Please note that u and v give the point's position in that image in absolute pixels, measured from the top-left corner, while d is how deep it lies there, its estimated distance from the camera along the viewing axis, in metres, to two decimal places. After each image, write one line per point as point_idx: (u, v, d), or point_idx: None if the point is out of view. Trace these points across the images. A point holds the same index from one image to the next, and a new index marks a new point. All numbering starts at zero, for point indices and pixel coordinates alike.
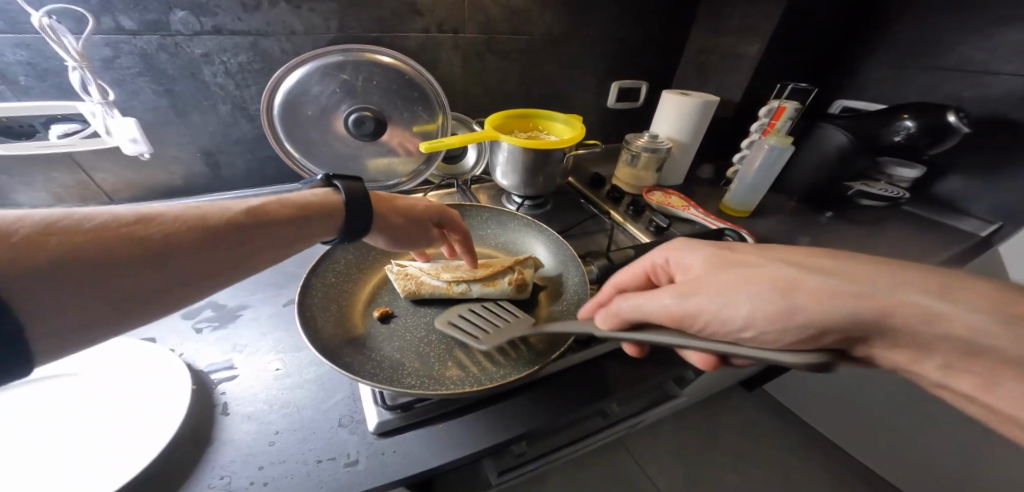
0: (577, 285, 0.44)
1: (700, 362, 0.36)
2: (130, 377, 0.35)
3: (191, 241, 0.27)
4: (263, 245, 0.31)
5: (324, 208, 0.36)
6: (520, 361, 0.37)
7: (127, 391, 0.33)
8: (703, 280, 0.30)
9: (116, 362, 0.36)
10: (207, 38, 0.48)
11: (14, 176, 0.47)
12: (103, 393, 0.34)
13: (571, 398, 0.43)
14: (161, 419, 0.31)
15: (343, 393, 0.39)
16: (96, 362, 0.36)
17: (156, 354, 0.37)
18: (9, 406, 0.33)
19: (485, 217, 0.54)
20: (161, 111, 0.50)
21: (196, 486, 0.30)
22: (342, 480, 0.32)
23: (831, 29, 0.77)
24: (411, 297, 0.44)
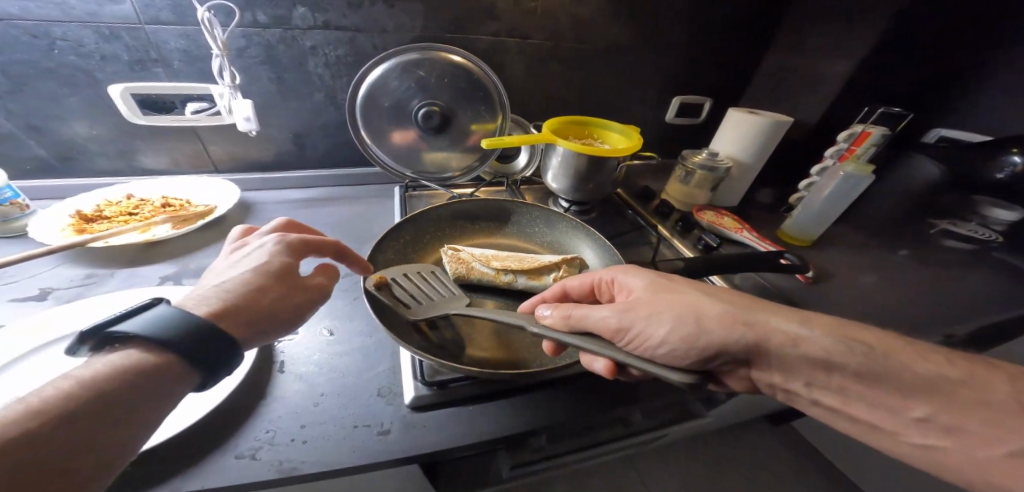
0: None
1: (603, 369, 0.34)
2: None
3: (50, 441, 0.20)
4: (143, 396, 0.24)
5: (157, 366, 0.25)
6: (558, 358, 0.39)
7: None
8: (639, 301, 0.33)
9: None
10: (316, 32, 0.55)
11: (151, 142, 0.56)
12: None
13: (599, 401, 0.43)
14: (187, 399, 0.34)
15: (384, 365, 0.43)
16: None
17: None
18: None
19: (533, 215, 0.55)
20: (270, 95, 0.58)
21: (245, 435, 0.33)
22: (374, 447, 0.35)
23: (939, 51, 0.69)
24: (460, 282, 0.45)
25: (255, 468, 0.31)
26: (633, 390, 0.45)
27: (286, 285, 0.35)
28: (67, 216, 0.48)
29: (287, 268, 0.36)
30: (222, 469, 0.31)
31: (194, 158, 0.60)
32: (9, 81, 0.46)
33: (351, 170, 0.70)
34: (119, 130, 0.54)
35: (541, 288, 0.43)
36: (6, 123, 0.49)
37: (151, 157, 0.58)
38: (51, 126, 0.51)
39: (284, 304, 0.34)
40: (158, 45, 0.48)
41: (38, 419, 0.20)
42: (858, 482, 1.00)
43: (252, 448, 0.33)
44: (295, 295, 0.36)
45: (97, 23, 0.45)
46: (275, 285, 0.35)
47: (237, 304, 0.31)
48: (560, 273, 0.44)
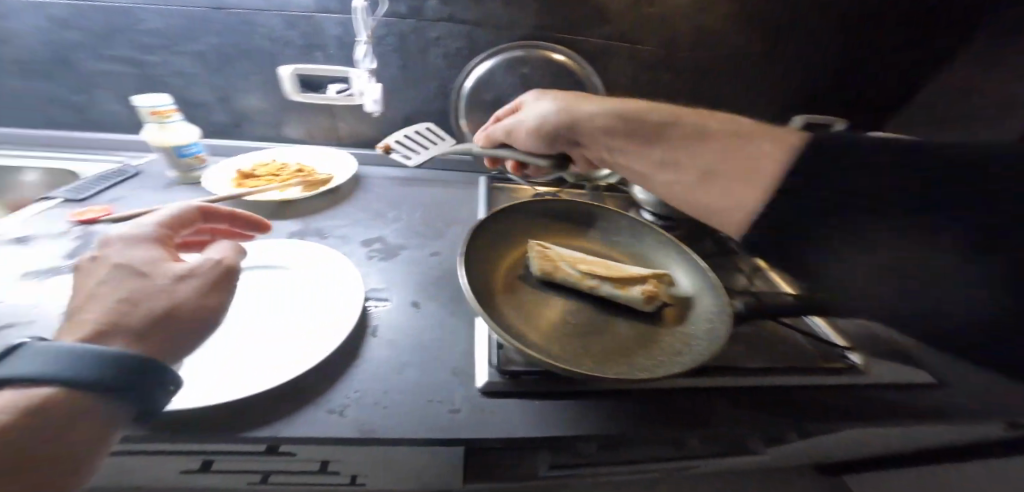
0: (713, 316, 0.42)
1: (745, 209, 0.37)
2: (292, 298, 0.45)
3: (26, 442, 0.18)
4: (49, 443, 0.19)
5: (52, 409, 0.20)
6: (638, 368, 0.37)
7: (283, 312, 0.43)
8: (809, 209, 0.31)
9: (290, 283, 0.47)
10: (442, 24, 0.60)
11: (293, 114, 0.66)
12: (268, 306, 0.44)
13: (666, 421, 0.40)
14: (304, 342, 0.40)
15: (461, 347, 0.46)
16: (293, 269, 0.48)
17: (314, 286, 0.47)
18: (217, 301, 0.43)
19: (619, 223, 0.54)
20: (393, 79, 0.64)
21: (340, 390, 0.38)
22: (447, 422, 0.37)
23: None
24: (544, 277, 0.46)
25: (341, 422, 0.35)
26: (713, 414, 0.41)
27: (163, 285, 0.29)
28: (232, 172, 0.59)
29: (156, 261, 0.31)
30: (315, 416, 0.35)
31: (321, 131, 0.68)
32: (220, 62, 0.60)
33: (446, 157, 0.75)
34: (276, 104, 0.64)
35: (626, 297, 0.43)
36: (206, 92, 0.62)
37: (290, 128, 0.67)
38: (233, 96, 0.63)
39: (177, 300, 0.29)
40: (320, 31, 0.57)
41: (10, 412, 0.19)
42: None
43: (340, 405, 0.36)
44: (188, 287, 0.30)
45: (286, 12, 0.55)
46: (148, 287, 0.29)
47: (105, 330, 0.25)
48: (648, 286, 0.43)
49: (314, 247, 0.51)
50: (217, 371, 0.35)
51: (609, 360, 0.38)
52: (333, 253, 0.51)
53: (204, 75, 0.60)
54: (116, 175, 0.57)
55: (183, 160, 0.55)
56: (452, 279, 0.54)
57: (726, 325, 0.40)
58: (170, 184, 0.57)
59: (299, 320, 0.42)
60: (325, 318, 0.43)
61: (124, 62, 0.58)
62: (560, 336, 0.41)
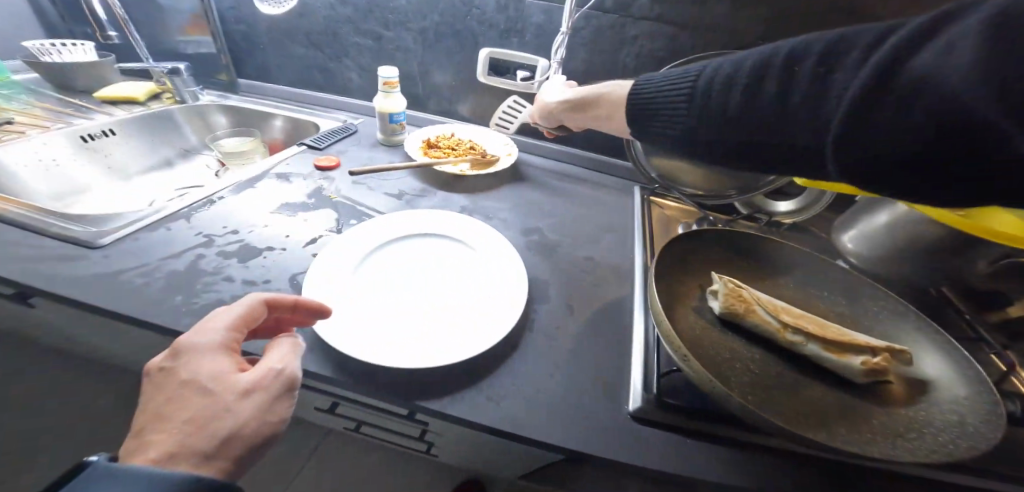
0: (965, 405, 0.31)
1: None
2: (465, 280, 0.48)
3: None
4: None
5: None
6: (842, 435, 0.30)
7: (457, 291, 0.47)
8: None
9: (463, 262, 0.51)
10: (645, 23, 0.57)
11: (476, 96, 0.70)
12: (446, 282, 0.48)
13: None
14: (474, 322, 0.43)
15: (614, 363, 0.43)
16: (469, 250, 0.52)
17: (482, 271, 0.50)
18: (410, 265, 0.49)
19: (820, 274, 0.46)
20: (576, 73, 0.64)
21: (500, 377, 0.39)
22: (600, 437, 0.35)
23: None
24: (728, 317, 0.41)
25: (496, 408, 0.36)
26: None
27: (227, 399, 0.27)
28: (421, 142, 0.66)
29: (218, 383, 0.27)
30: (473, 398, 0.36)
31: (494, 115, 0.72)
32: (431, 38, 0.66)
33: (603, 158, 0.73)
34: (466, 85, 0.70)
35: (838, 365, 0.35)
36: (414, 68, 0.71)
37: (470, 109, 0.72)
38: (434, 74, 0.70)
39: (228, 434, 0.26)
40: (525, 18, 0.60)
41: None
42: None
43: (497, 395, 0.37)
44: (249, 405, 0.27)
45: None
46: (210, 406, 0.26)
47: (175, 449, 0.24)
48: (872, 357, 0.35)
49: (486, 230, 0.54)
50: (416, 337, 0.40)
51: (804, 421, 0.31)
52: (500, 239, 0.53)
53: (418, 53, 0.69)
54: (342, 131, 0.70)
55: (390, 125, 0.64)
56: (604, 289, 0.51)
57: (989, 423, 0.29)
58: (375, 145, 0.68)
59: (472, 302, 0.45)
60: (493, 308, 0.44)
61: (365, 39, 0.70)
62: (744, 384, 0.34)
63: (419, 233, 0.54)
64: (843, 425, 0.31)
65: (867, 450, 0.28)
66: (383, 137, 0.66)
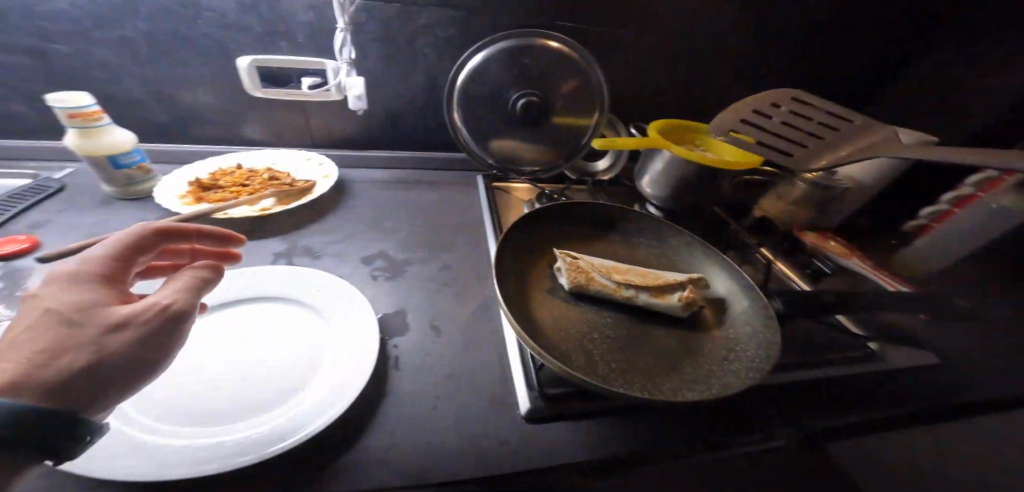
0: (751, 317, 0.40)
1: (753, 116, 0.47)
2: (315, 333, 0.39)
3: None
4: None
5: None
6: (680, 381, 0.35)
7: (301, 351, 0.38)
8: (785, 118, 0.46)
9: (307, 316, 0.41)
10: (433, 11, 0.53)
11: (258, 112, 0.56)
12: (286, 345, 0.38)
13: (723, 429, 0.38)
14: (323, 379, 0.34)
15: (493, 372, 0.41)
16: (312, 296, 0.42)
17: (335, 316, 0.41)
18: (229, 340, 0.38)
19: (640, 223, 0.52)
20: (377, 72, 0.57)
21: (371, 440, 0.32)
22: (493, 457, 0.33)
23: None
24: (574, 290, 0.42)
25: (382, 477, 0.30)
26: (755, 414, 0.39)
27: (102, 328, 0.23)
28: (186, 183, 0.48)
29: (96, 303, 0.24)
30: (351, 475, 0.30)
31: (293, 131, 0.59)
32: (151, 47, 0.48)
33: (437, 156, 0.68)
34: (235, 102, 0.54)
35: (664, 306, 0.40)
36: (143, 87, 0.51)
37: (255, 128, 0.57)
38: (179, 93, 0.52)
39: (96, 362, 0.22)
40: (286, 18, 0.47)
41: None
42: None
43: (378, 455, 0.32)
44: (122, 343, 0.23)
45: None
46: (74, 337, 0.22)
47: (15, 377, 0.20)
48: (685, 291, 0.41)
49: (332, 273, 0.45)
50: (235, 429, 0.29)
51: (657, 379, 0.35)
52: (343, 280, 0.45)
53: (138, 68, 0.49)
54: (37, 191, 0.48)
55: (120, 172, 0.46)
56: (468, 296, 0.49)
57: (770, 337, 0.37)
58: (107, 202, 0.49)
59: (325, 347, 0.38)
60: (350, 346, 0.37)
61: (33, 53, 0.47)
62: (603, 357, 0.37)
63: (256, 293, 0.42)
64: (679, 368, 0.36)
65: (701, 394, 0.33)
66: (114, 189, 0.48)
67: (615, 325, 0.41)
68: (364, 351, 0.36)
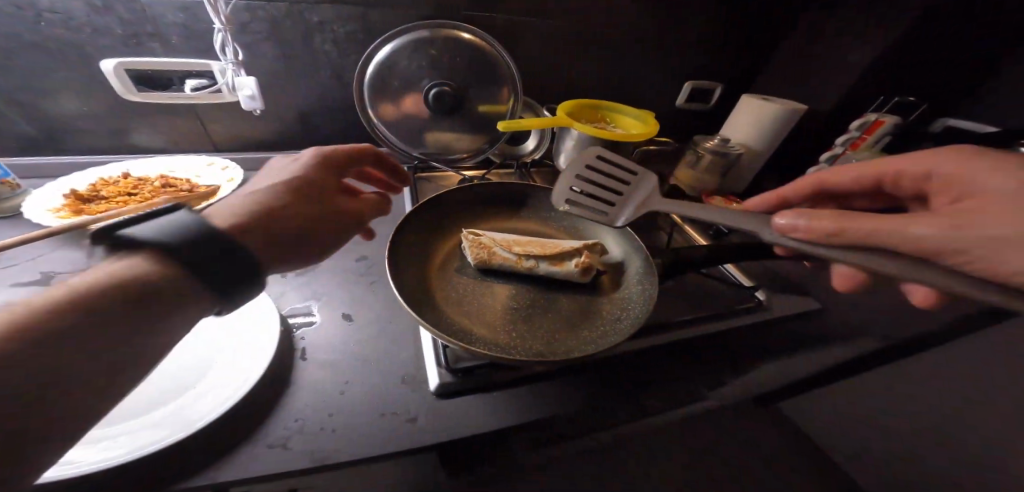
0: (641, 275, 0.45)
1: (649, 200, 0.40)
2: (211, 330, 0.38)
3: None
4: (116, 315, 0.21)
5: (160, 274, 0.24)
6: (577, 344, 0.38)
7: (196, 348, 0.36)
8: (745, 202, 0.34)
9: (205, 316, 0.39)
10: (325, 7, 0.51)
11: (145, 118, 0.52)
12: (179, 346, 0.37)
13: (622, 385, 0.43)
14: (218, 373, 0.33)
15: (407, 352, 0.41)
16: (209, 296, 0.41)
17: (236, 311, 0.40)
18: None
19: (550, 199, 0.54)
20: (275, 73, 0.54)
21: (272, 429, 0.32)
22: (404, 434, 0.34)
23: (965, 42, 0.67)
24: (480, 266, 0.44)
25: (288, 457, 0.31)
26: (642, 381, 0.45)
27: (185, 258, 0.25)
28: (60, 196, 0.44)
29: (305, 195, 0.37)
30: (253, 460, 0.30)
31: (191, 136, 0.56)
32: None
33: None
34: (112, 108, 0.50)
35: (563, 273, 0.43)
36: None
37: (145, 134, 0.54)
38: (39, 102, 0.47)
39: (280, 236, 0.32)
40: (154, 19, 0.44)
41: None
42: None
43: (284, 438, 0.32)
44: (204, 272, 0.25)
45: None
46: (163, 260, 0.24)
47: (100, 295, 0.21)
48: (582, 258, 0.44)
49: None
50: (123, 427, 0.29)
51: (554, 343, 0.38)
52: None
53: None
54: None
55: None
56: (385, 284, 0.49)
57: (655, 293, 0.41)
58: None
59: (231, 334, 0.38)
60: (255, 334, 0.37)
61: None
62: (504, 325, 0.39)
63: None
64: (575, 331, 0.40)
65: (584, 348, 0.37)
66: None
67: (520, 298, 0.43)
68: (267, 340, 0.36)
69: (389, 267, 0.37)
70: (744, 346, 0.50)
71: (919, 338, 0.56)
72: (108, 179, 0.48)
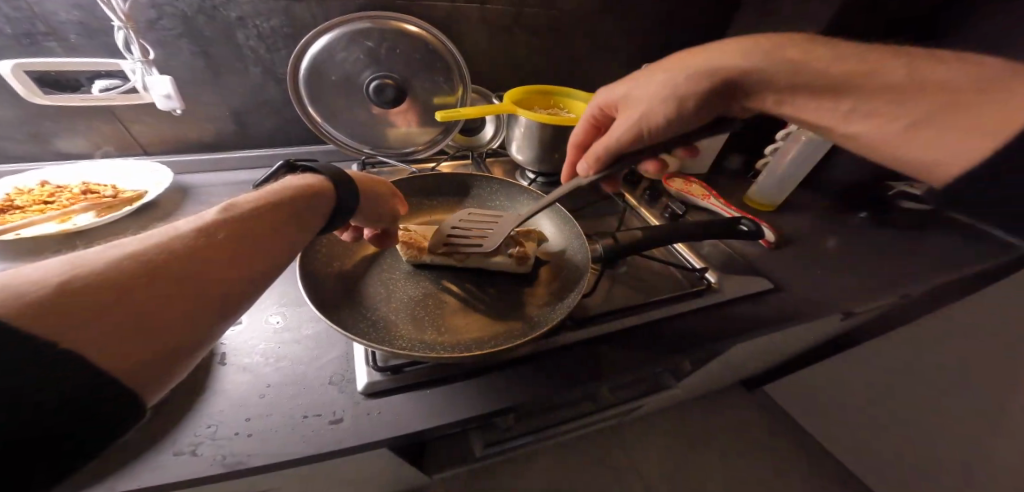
0: (580, 263, 0.45)
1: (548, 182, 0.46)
2: None
3: (101, 311, 0.17)
4: (243, 235, 0.25)
5: (269, 211, 0.28)
6: (512, 334, 0.38)
7: None
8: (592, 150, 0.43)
9: None
10: (242, 1, 0.49)
11: (60, 122, 0.50)
12: None
13: (569, 377, 0.41)
14: None
15: (336, 352, 0.38)
16: None
17: None
18: None
19: (492, 189, 0.54)
20: (198, 71, 0.52)
21: (181, 437, 0.29)
22: (326, 437, 0.31)
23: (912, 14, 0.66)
24: (412, 262, 0.44)
25: (191, 466, 0.28)
26: (600, 366, 0.42)
27: (245, 225, 0.26)
28: None
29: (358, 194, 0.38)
30: (153, 470, 0.27)
31: (116, 139, 0.54)
32: None
33: (301, 149, 0.65)
34: (24, 113, 0.48)
35: (497, 263, 0.43)
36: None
37: (66, 140, 0.52)
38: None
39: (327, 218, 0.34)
40: (46, 16, 0.42)
41: (22, 300, 0.16)
42: (833, 449, 0.90)
43: (192, 445, 0.29)
44: (261, 240, 0.26)
45: None
46: (226, 227, 0.25)
47: (185, 251, 0.21)
48: (517, 247, 0.44)
49: None
50: None
51: (489, 337, 0.37)
52: None
53: None
54: None
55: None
56: None
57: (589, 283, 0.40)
58: None
59: None
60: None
61: None
62: (433, 323, 0.38)
63: None
64: (511, 323, 0.39)
65: (511, 341, 0.36)
66: None
67: (459, 297, 0.42)
68: None
69: (304, 281, 0.35)
70: (710, 328, 0.46)
71: (876, 311, 0.55)
72: (26, 187, 0.46)
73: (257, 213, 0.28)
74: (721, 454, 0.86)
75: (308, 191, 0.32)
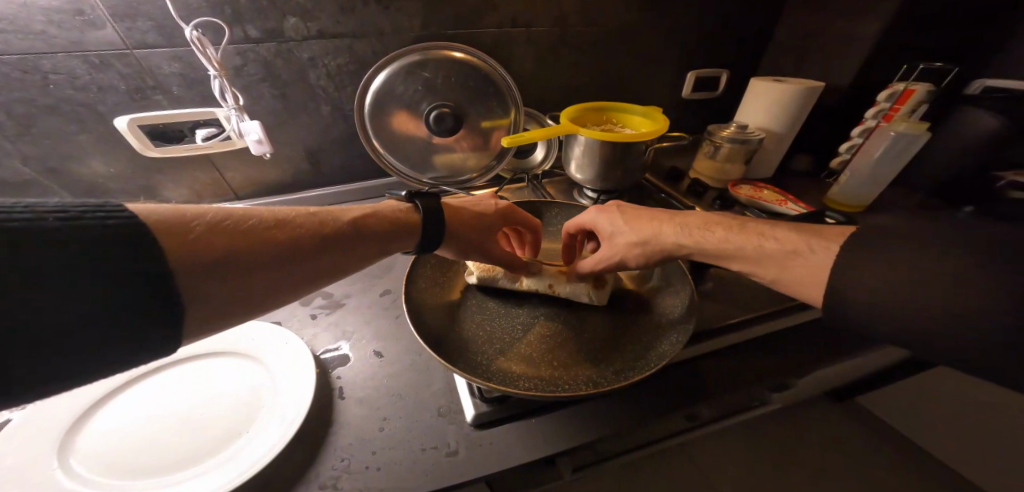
0: (681, 288, 0.42)
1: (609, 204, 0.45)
2: (238, 380, 0.34)
3: (201, 246, 0.23)
4: (334, 238, 0.30)
5: (374, 227, 0.34)
6: (626, 362, 0.36)
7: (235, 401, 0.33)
8: None
9: (243, 357, 0.37)
10: (313, 42, 0.51)
11: (165, 173, 0.53)
12: (218, 398, 0.33)
13: (685, 396, 0.38)
14: (261, 421, 0.30)
15: (440, 383, 0.37)
16: (251, 343, 0.37)
17: (278, 345, 0.37)
18: (146, 413, 0.32)
19: (565, 211, 0.54)
20: (276, 113, 0.54)
21: (319, 472, 0.29)
22: (446, 471, 0.30)
23: None
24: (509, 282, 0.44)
25: None
26: (709, 385, 0.40)
27: (346, 231, 0.31)
28: None
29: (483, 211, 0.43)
30: None
31: (213, 187, 0.57)
32: (10, 123, 0.42)
33: (362, 183, 0.66)
34: (137, 166, 0.51)
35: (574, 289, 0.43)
36: (26, 169, 0.46)
37: (171, 190, 0.54)
38: (66, 167, 0.47)
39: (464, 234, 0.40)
40: (152, 71, 0.45)
41: (172, 221, 0.23)
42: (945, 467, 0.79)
43: (330, 480, 0.28)
44: (351, 243, 0.32)
45: (83, 52, 0.41)
46: (323, 224, 0.30)
47: (292, 235, 0.28)
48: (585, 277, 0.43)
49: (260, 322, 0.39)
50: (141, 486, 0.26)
51: (603, 368, 0.36)
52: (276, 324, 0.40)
53: (17, 153, 0.45)
54: None
55: None
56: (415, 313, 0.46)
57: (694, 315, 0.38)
58: None
59: (265, 383, 0.34)
60: (283, 374, 0.34)
61: None
62: (541, 359, 0.37)
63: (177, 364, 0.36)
64: (625, 352, 0.38)
65: (619, 380, 0.34)
66: None
67: (561, 334, 0.40)
68: (303, 381, 0.33)
69: (411, 321, 0.36)
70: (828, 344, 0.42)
71: None
72: None
73: (364, 227, 0.33)
74: (825, 480, 0.77)
75: (406, 214, 0.37)
